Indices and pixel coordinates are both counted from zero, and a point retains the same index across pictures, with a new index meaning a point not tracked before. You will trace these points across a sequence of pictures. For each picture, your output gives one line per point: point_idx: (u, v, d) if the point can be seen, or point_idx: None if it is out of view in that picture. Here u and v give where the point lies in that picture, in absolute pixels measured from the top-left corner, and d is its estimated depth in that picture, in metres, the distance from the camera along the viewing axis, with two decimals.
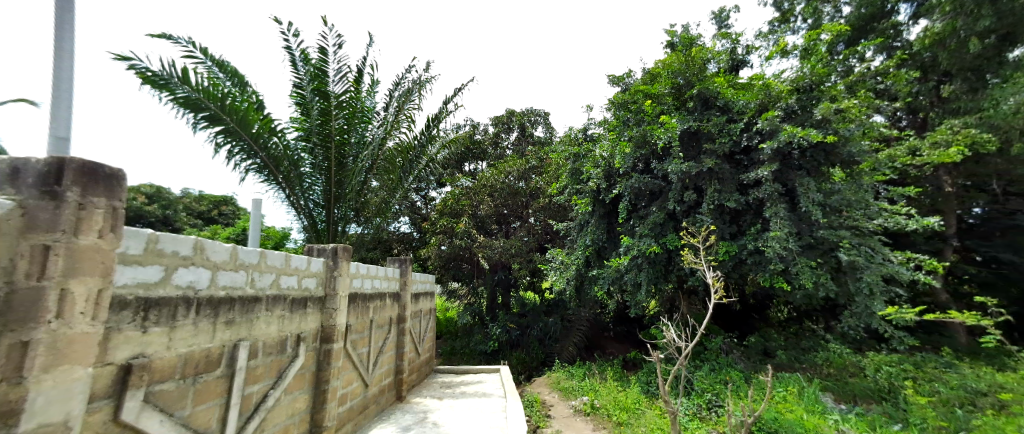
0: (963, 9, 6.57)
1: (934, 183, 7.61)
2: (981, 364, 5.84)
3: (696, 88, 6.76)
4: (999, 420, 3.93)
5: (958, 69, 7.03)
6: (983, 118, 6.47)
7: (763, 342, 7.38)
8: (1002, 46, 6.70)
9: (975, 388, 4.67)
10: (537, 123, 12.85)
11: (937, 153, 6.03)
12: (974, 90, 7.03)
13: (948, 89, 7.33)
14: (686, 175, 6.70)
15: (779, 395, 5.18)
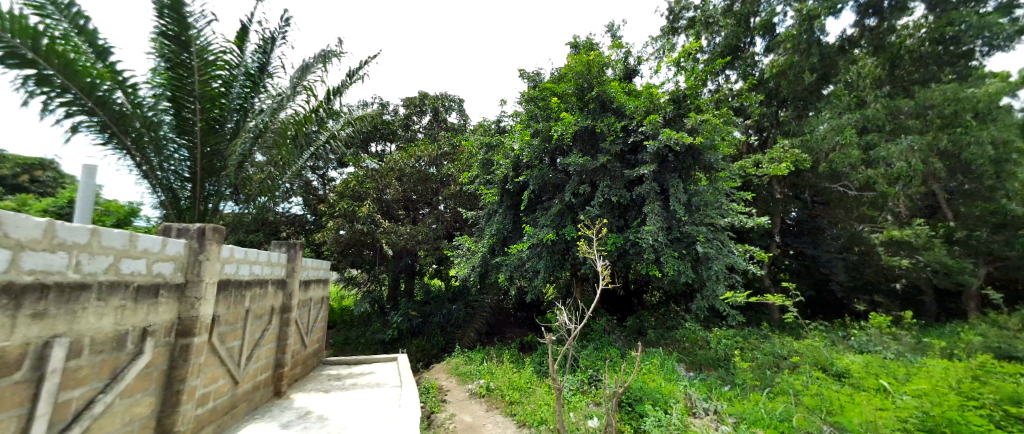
0: (799, 47, 8.08)
1: (769, 190, 9.32)
2: (786, 334, 7.47)
3: (596, 91, 7.26)
4: (794, 377, 5.07)
5: (793, 98, 8.71)
6: (804, 142, 8.09)
7: (638, 323, 8.37)
8: (822, 83, 8.51)
9: (780, 354, 5.99)
10: (451, 109, 12.56)
11: (772, 167, 7.39)
12: (799, 117, 8.79)
13: (783, 114, 8.98)
14: (583, 170, 7.27)
15: (646, 367, 5.94)
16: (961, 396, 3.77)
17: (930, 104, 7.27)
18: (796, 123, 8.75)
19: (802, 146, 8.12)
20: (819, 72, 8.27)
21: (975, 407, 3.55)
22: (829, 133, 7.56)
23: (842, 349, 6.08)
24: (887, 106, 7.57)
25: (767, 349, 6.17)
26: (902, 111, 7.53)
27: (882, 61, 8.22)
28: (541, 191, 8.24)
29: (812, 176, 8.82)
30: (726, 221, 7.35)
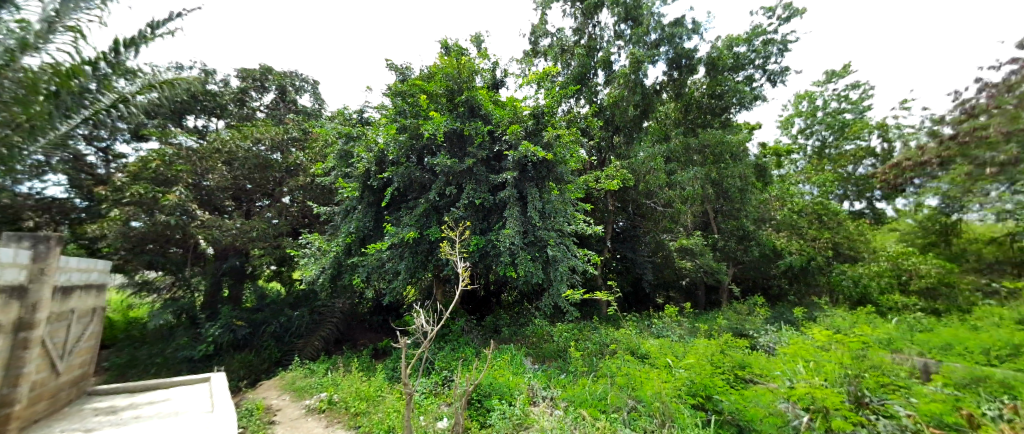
0: (628, 85, 9.59)
1: (605, 202, 10.82)
2: (610, 325, 8.87)
3: (465, 95, 7.34)
4: (614, 362, 6.00)
5: (625, 124, 10.17)
6: (630, 163, 9.73)
7: (494, 322, 8.79)
8: (641, 117, 10.13)
9: (604, 342, 7.03)
10: (303, 90, 11.21)
11: (606, 182, 8.62)
12: (627, 141, 10.36)
13: (618, 138, 10.60)
14: (451, 172, 7.25)
15: (496, 363, 6.22)
16: (714, 365, 5.08)
17: (708, 144, 9.54)
18: (626, 146, 10.38)
19: (629, 168, 9.67)
20: (640, 107, 9.93)
21: (720, 374, 4.85)
22: (647, 159, 9.26)
23: (646, 335, 7.47)
24: (683, 143, 9.65)
25: (596, 339, 7.16)
26: (691, 147, 9.71)
27: (676, 104, 10.40)
28: (405, 189, 7.91)
29: (634, 192, 10.47)
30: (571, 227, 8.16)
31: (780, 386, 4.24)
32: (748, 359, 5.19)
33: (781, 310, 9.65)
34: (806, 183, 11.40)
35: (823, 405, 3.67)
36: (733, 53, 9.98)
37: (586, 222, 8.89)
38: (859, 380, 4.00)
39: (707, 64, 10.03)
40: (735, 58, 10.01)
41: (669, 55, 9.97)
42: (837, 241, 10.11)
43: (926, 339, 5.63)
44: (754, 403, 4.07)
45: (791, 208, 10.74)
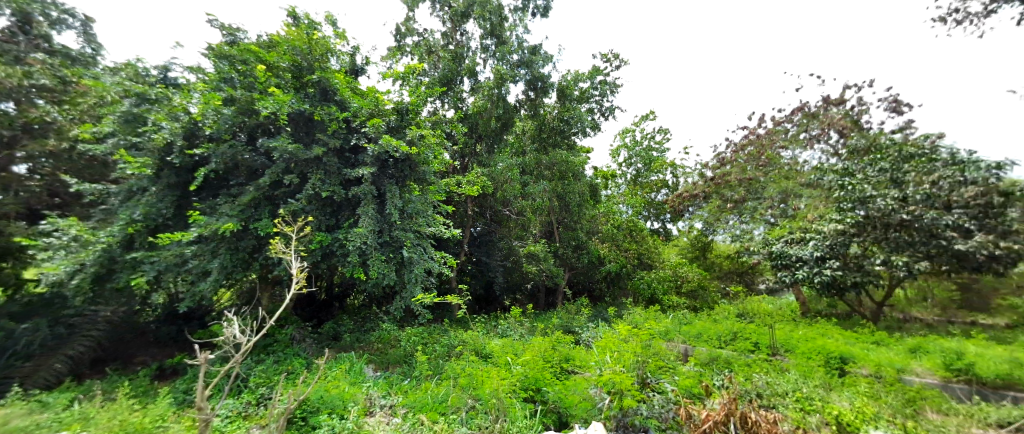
0: (492, 97, 10.09)
1: (464, 206, 11.03)
2: (459, 327, 9.14)
3: (317, 75, 6.54)
4: (457, 365, 6.15)
5: (486, 133, 10.51)
6: (489, 171, 10.12)
7: (334, 328, 8.12)
8: (503, 128, 10.61)
9: (451, 344, 7.16)
10: (68, 27, 8.40)
11: (467, 187, 8.91)
12: (490, 149, 10.68)
13: (479, 146, 10.93)
14: (292, 159, 6.44)
15: (331, 374, 5.65)
16: (545, 359, 5.70)
17: (555, 162, 10.75)
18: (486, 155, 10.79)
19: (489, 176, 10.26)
20: (501, 121, 10.46)
21: (549, 367, 5.46)
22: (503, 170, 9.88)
23: (492, 336, 7.93)
24: (535, 159, 10.78)
25: (444, 341, 7.29)
26: (542, 164, 10.82)
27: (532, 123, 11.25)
28: (230, 171, 6.66)
29: (492, 200, 10.92)
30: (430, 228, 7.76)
31: (592, 374, 4.97)
32: (572, 351, 5.97)
33: (600, 309, 11.39)
34: (624, 205, 13.48)
35: (619, 387, 4.49)
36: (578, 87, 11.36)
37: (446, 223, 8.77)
38: (645, 365, 5.04)
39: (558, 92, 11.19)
40: (579, 91, 11.39)
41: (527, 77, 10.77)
42: (640, 251, 12.57)
43: (689, 329, 7.42)
44: (572, 391, 4.62)
45: (612, 223, 12.51)
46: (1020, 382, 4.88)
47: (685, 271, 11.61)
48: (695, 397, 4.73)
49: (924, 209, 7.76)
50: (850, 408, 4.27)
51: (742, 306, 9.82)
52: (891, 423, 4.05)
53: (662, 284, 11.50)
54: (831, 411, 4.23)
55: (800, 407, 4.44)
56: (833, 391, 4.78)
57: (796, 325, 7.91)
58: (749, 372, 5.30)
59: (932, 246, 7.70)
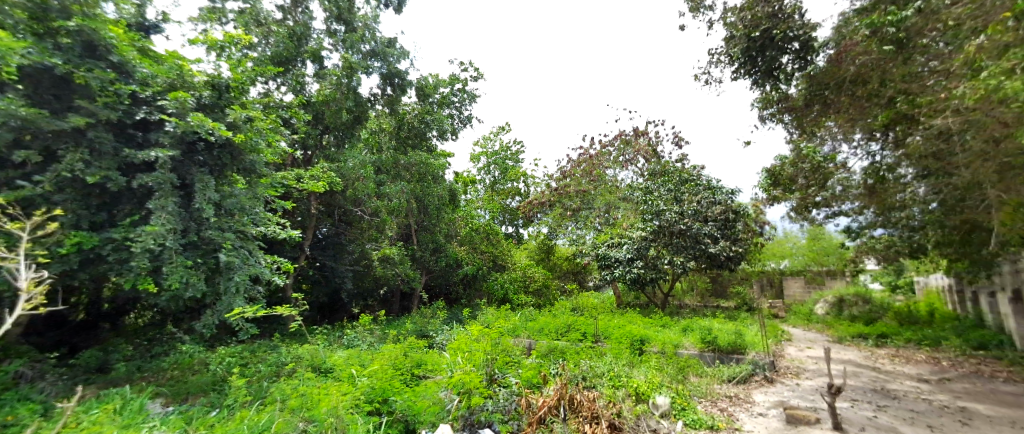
0: (341, 88, 9.27)
1: (305, 203, 9.64)
2: (293, 341, 8.12)
3: (75, 23, 4.62)
4: (285, 385, 5.35)
5: (336, 127, 9.71)
6: (337, 167, 9.35)
7: (102, 357, 6.22)
8: (354, 123, 9.92)
9: (282, 362, 6.43)
10: None
11: (310, 184, 7.90)
12: (339, 144, 9.96)
13: (326, 139, 9.86)
14: (27, 129, 4.56)
15: (83, 418, 4.20)
16: (395, 368, 5.47)
17: (414, 163, 10.47)
18: (334, 150, 9.82)
19: (336, 172, 9.34)
20: (353, 113, 9.71)
21: (399, 376, 5.24)
22: (355, 167, 9.34)
23: (334, 347, 7.23)
24: (392, 157, 10.26)
25: (270, 360, 6.42)
26: (400, 164, 10.44)
27: (391, 120, 10.56)
28: None
29: (341, 198, 10.24)
30: (259, 229, 6.85)
31: (444, 377, 4.98)
32: (424, 356, 5.89)
33: (455, 312, 11.51)
34: (482, 208, 14.61)
35: (468, 387, 4.66)
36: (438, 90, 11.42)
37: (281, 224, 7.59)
38: (493, 363, 5.31)
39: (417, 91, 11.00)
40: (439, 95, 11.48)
41: (383, 71, 10.27)
42: (495, 254, 13.04)
43: (533, 325, 8.09)
44: (422, 396, 4.44)
45: (469, 226, 12.79)
46: (742, 347, 6.77)
47: (533, 272, 12.73)
48: (534, 386, 5.16)
49: (692, 221, 10.42)
50: (647, 380, 5.29)
51: (575, 301, 11.36)
52: (671, 388, 5.20)
53: (513, 284, 12.38)
54: (634, 382, 5.16)
55: (612, 384, 5.27)
56: (635, 367, 5.85)
57: (612, 316, 9.44)
58: (578, 358, 6.09)
59: (697, 249, 10.33)
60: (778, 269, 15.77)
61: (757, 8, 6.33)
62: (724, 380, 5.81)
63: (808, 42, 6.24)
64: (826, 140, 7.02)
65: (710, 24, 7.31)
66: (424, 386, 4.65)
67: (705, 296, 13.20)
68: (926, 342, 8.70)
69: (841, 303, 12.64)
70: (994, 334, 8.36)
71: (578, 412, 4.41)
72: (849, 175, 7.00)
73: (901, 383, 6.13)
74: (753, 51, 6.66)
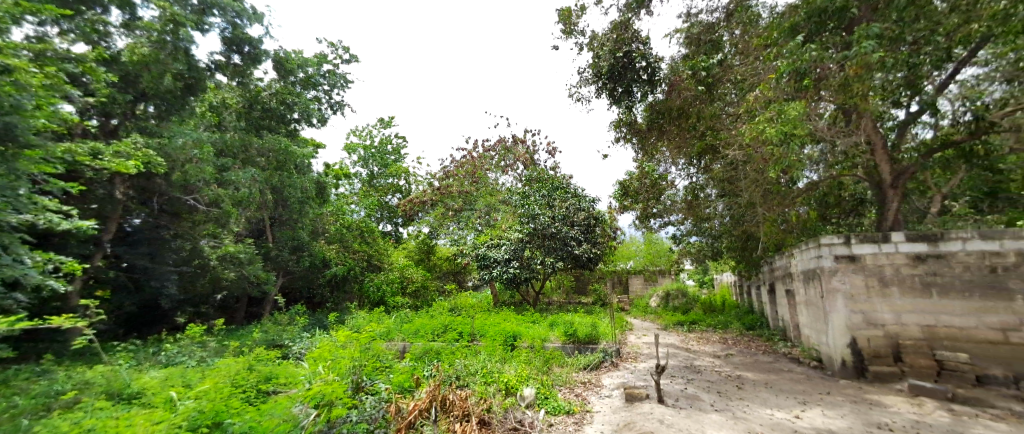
0: (166, 45, 6.60)
1: (105, 187, 6.79)
2: (78, 363, 6.25)
3: None
4: (60, 420, 3.39)
5: (151, 95, 6.79)
6: (161, 145, 6.81)
7: None
8: (185, 91, 7.25)
9: (58, 390, 4.60)
10: None
11: (116, 162, 5.34)
12: (163, 117, 7.14)
13: (139, 108, 6.88)
14: None
15: None
16: (233, 386, 4.43)
17: (270, 149, 9.02)
18: (157, 124, 7.02)
19: (155, 151, 6.78)
20: (184, 81, 7.13)
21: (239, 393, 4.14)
22: (189, 146, 7.15)
23: (145, 367, 5.80)
24: (241, 138, 8.64)
25: (36, 391, 4.53)
26: (251, 146, 8.84)
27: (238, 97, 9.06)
28: None
29: (164, 183, 7.57)
30: (21, 218, 4.55)
31: (298, 391, 4.13)
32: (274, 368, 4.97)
33: (319, 317, 10.48)
34: (356, 204, 13.88)
35: (329, 399, 3.98)
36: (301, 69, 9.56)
37: (62, 213, 5.68)
38: (361, 369, 4.92)
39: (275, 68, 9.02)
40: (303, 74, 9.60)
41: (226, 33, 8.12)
42: (370, 253, 12.15)
43: (408, 327, 7.92)
44: (269, 415, 3.40)
45: (341, 223, 11.85)
46: (596, 337, 7.82)
47: (410, 273, 12.18)
48: (406, 390, 5.03)
49: (562, 225, 11.50)
50: (516, 374, 5.69)
51: (453, 301, 11.46)
52: (537, 380, 5.70)
53: (390, 286, 11.76)
54: (504, 377, 5.53)
55: (484, 381, 5.52)
56: (507, 362, 6.24)
57: (488, 314, 9.81)
58: (453, 359, 6.20)
59: (564, 250, 11.43)
60: (626, 268, 18.45)
61: (621, 32, 7.53)
62: (581, 368, 6.65)
63: (654, 71, 7.70)
64: (661, 162, 8.67)
65: (581, 48, 8.28)
66: (270, 403, 3.67)
67: (570, 293, 14.69)
68: (720, 327, 11.27)
69: (668, 296, 15.43)
70: (759, 318, 11.31)
71: (450, 412, 4.50)
72: (674, 192, 8.79)
73: (703, 359, 7.87)
74: (615, 71, 7.75)
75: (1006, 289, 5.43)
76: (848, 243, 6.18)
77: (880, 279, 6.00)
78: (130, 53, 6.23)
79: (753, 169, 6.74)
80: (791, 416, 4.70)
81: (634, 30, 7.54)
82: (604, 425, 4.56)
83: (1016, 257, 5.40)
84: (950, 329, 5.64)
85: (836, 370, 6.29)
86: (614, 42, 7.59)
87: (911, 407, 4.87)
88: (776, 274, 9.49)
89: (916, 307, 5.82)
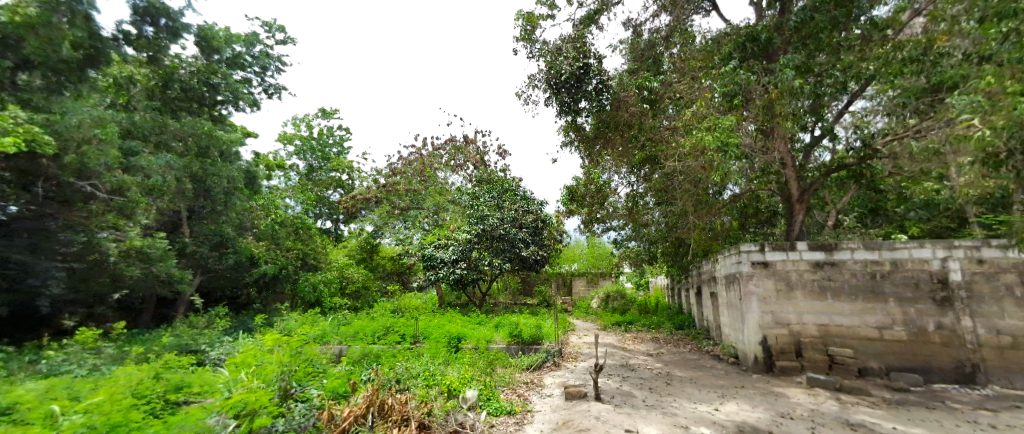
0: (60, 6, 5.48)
1: None
2: None
3: None
4: None
5: (41, 64, 5.63)
6: (51, 122, 5.75)
7: None
8: (86, 64, 6.16)
9: None
10: None
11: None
12: (52, 91, 5.95)
13: (23, 78, 5.64)
14: None
15: None
16: (135, 398, 3.51)
17: (190, 132, 8.05)
18: (48, 97, 5.91)
19: (41, 126, 5.69)
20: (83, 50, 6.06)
21: (136, 405, 3.37)
22: (83, 124, 6.11)
23: (16, 380, 4.87)
24: (153, 119, 7.68)
25: None
26: (167, 129, 7.86)
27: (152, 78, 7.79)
28: None
29: (52, 166, 6.18)
30: None
31: (213, 400, 3.56)
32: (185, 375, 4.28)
33: (243, 319, 9.62)
34: (291, 198, 13.00)
35: (251, 408, 3.52)
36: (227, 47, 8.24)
37: None
38: (290, 374, 4.53)
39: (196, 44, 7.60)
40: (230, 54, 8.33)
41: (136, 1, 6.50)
42: (305, 251, 11.40)
43: (346, 330, 7.53)
44: (178, 429, 2.91)
45: (273, 218, 10.80)
46: (539, 338, 8.00)
47: (351, 272, 11.94)
48: (340, 396, 4.72)
49: (510, 227, 11.62)
50: (459, 376, 5.63)
51: (396, 302, 11.11)
52: (480, 381, 5.69)
53: (329, 286, 11.23)
54: (446, 380, 5.45)
55: (425, 384, 5.40)
56: (450, 365, 6.16)
57: (433, 315, 9.63)
58: (393, 362, 6.00)
59: (512, 251, 11.56)
60: (570, 270, 19.09)
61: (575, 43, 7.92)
62: (523, 368, 6.76)
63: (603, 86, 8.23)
64: (606, 169, 9.07)
65: (535, 57, 8.42)
66: (177, 416, 3.13)
67: (515, 294, 14.86)
68: (653, 327, 12.03)
69: (608, 298, 16.18)
70: (687, 318, 12.23)
71: (388, 418, 4.33)
72: (617, 199, 9.11)
73: (637, 357, 8.33)
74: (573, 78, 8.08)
75: (882, 293, 6.36)
76: (763, 250, 6.88)
77: (787, 283, 6.76)
78: (8, 11, 5.05)
79: (688, 179, 7.23)
80: (711, 409, 5.13)
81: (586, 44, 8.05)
82: (543, 424, 4.66)
83: (890, 265, 6.36)
84: (840, 328, 6.49)
85: (750, 365, 6.96)
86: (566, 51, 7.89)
87: (808, 398, 5.53)
88: (703, 278, 10.31)
89: (815, 308, 6.61)
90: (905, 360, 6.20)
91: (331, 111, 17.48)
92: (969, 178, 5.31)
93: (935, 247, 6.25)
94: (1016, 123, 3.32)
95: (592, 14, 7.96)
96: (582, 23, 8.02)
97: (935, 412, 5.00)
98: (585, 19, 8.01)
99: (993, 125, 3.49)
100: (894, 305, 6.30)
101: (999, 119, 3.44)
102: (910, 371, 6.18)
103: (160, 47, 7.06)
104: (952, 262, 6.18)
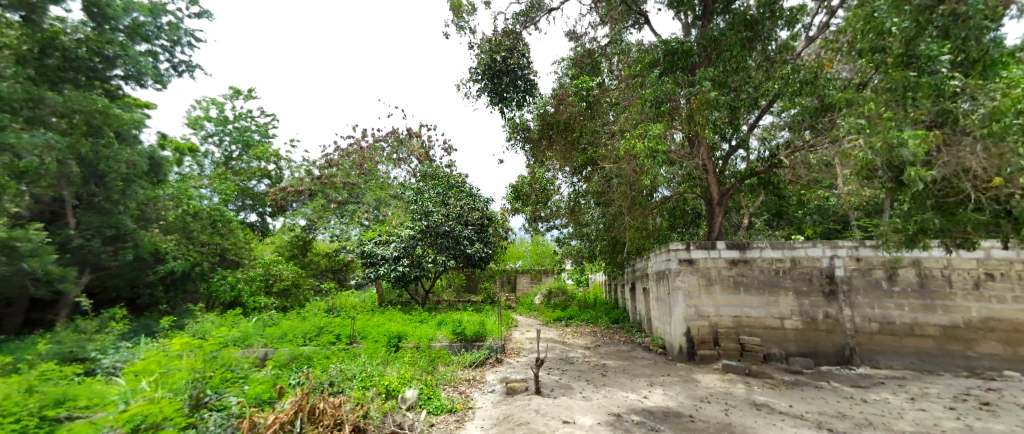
0: None
1: None
2: None
3: None
4: None
5: None
6: None
7: None
8: None
9: None
10: None
11: None
12: None
13: None
14: None
15: None
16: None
17: (77, 108, 6.39)
18: None
19: None
20: None
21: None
22: None
23: None
24: (27, 91, 5.82)
25: None
26: (43, 102, 6.08)
27: (28, 41, 6.11)
28: None
29: None
30: None
31: (105, 415, 3.04)
32: (67, 386, 3.60)
33: (145, 321, 8.49)
34: (208, 188, 11.72)
35: (153, 421, 3.06)
36: (130, 15, 7.12)
37: None
38: (204, 381, 4.04)
39: (83, 6, 6.56)
40: (134, 23, 7.21)
41: None
42: (225, 247, 10.37)
43: (271, 331, 6.94)
44: None
45: (184, 210, 9.68)
46: (482, 335, 8.01)
47: (280, 269, 11.14)
48: (264, 403, 4.36)
49: (455, 224, 11.44)
50: (398, 376, 5.46)
51: (331, 301, 10.53)
52: (421, 380, 5.56)
53: (251, 283, 10.30)
54: (384, 382, 5.22)
55: (362, 385, 5.15)
56: (389, 365, 5.96)
57: (372, 314, 9.25)
58: (327, 364, 5.65)
59: (456, 249, 11.38)
60: (514, 268, 19.32)
61: (502, 40, 7.97)
62: (466, 365, 6.74)
63: (529, 83, 8.49)
64: (550, 168, 9.19)
65: (471, 47, 8.40)
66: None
67: (459, 291, 14.76)
68: (591, 322, 12.56)
69: (550, 294, 16.67)
70: (622, 312, 12.95)
71: (319, 422, 4.03)
72: (560, 198, 9.30)
73: (576, 351, 8.68)
74: (494, 72, 8.15)
75: (783, 286, 7.21)
76: (688, 249, 7.48)
77: (708, 279, 7.41)
78: None
79: (624, 182, 7.58)
80: (640, 397, 5.46)
81: (517, 41, 8.10)
82: (484, 420, 4.66)
83: (789, 262, 7.22)
84: (750, 319, 7.24)
85: (675, 355, 7.53)
86: (502, 47, 7.97)
87: (722, 383, 6.11)
88: (637, 274, 10.97)
89: (729, 301, 7.32)
90: (801, 345, 7.08)
91: (248, 91, 16.04)
92: (851, 188, 6.19)
93: (824, 247, 7.20)
94: (890, 145, 3.96)
95: (527, 12, 8.05)
96: (515, 20, 8.07)
97: (822, 391, 5.77)
98: (519, 16, 8.05)
99: (873, 146, 4.12)
100: (793, 297, 7.17)
101: (877, 141, 4.07)
102: (804, 355, 7.06)
103: (38, 8, 6.07)
104: (837, 260, 7.16)
